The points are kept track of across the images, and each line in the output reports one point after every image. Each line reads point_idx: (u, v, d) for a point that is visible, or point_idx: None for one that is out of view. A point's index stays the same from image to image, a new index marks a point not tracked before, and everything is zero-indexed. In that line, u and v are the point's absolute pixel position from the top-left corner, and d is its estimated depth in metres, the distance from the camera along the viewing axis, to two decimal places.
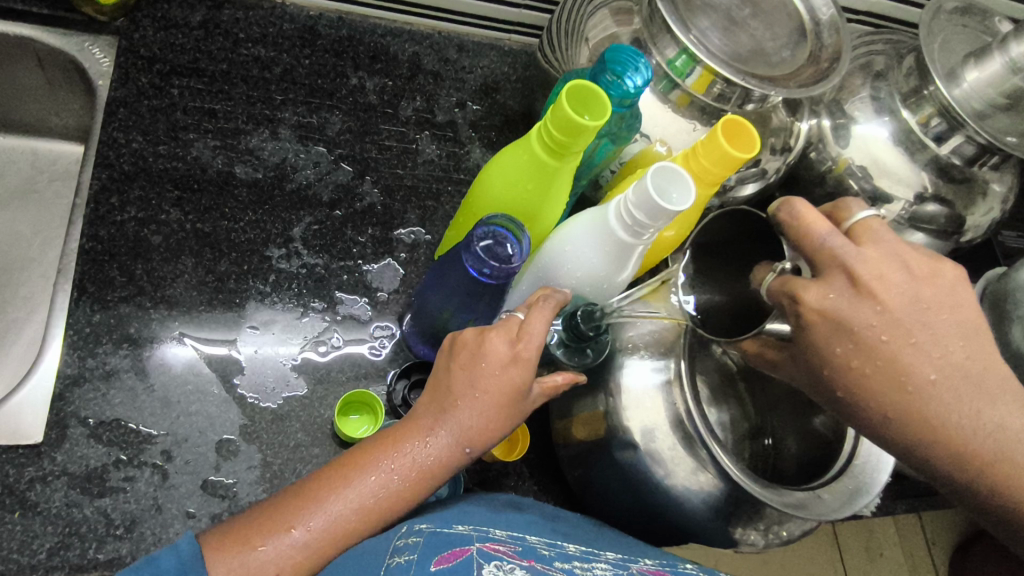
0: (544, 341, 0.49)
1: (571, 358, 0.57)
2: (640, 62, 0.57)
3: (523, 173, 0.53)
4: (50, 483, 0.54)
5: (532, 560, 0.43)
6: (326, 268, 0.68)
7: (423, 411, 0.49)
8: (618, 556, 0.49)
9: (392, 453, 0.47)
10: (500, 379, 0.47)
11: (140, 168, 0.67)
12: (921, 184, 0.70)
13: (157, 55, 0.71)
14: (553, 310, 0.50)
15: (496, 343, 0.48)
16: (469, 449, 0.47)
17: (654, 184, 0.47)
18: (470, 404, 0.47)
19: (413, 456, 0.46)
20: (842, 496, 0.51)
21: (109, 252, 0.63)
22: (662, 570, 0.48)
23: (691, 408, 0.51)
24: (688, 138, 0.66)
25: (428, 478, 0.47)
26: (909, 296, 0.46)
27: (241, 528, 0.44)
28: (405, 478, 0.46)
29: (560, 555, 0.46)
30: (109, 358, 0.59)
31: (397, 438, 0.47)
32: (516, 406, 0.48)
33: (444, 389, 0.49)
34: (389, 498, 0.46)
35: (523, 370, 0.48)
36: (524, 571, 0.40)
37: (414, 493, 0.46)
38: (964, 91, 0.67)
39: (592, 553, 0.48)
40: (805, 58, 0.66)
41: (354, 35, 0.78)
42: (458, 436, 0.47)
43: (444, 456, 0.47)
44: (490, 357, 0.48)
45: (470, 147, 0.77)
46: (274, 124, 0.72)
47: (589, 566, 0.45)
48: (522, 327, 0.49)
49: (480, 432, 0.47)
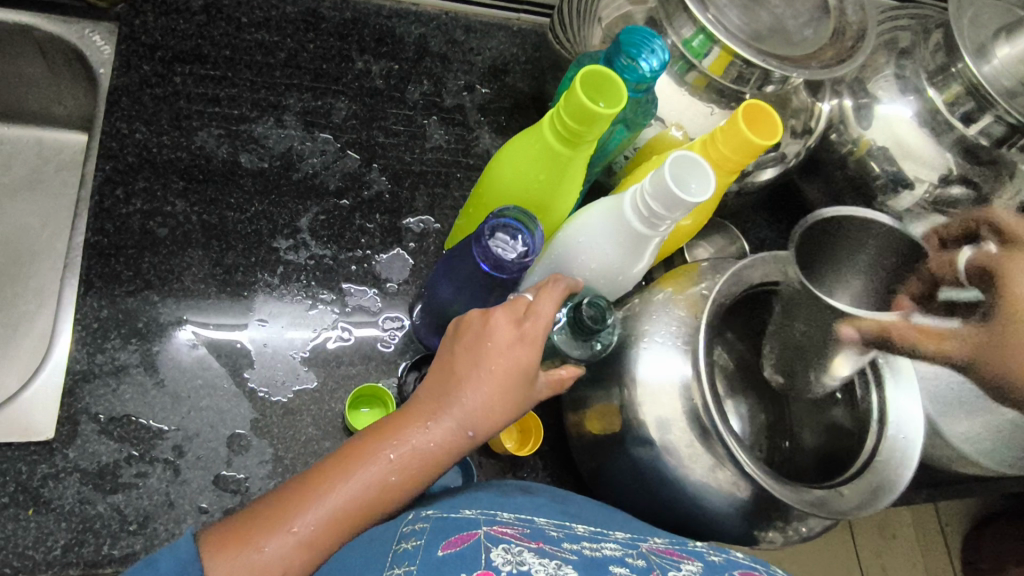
0: (552, 323, 0.49)
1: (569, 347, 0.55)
2: (655, 43, 0.54)
3: (534, 162, 0.52)
4: (62, 479, 0.54)
5: (540, 542, 0.42)
6: (334, 259, 0.67)
7: (423, 398, 0.47)
8: (628, 535, 0.49)
9: (393, 442, 0.45)
10: (504, 361, 0.46)
11: (144, 159, 0.65)
12: (945, 166, 0.68)
13: (158, 42, 0.69)
14: (564, 295, 0.49)
15: (501, 326, 0.47)
16: (473, 433, 0.46)
17: (672, 174, 0.45)
18: (474, 387, 0.46)
19: (415, 442, 0.45)
20: (863, 492, 0.49)
21: (116, 246, 0.62)
22: (673, 548, 0.47)
23: (708, 402, 0.49)
24: (705, 122, 0.64)
25: (433, 465, 0.45)
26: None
27: (241, 526, 0.42)
28: (407, 467, 0.44)
29: (569, 536, 0.46)
30: (119, 353, 0.59)
31: (397, 425, 0.45)
32: (521, 388, 0.47)
33: (446, 373, 0.47)
34: (392, 487, 0.44)
35: (529, 351, 0.47)
36: (532, 553, 0.40)
37: (416, 482, 0.45)
38: (994, 69, 0.64)
39: (601, 534, 0.48)
40: (827, 36, 0.64)
41: (359, 17, 0.75)
42: (462, 420, 0.45)
43: (447, 441, 0.45)
44: (495, 338, 0.47)
45: (480, 132, 0.76)
46: (279, 111, 0.70)
47: (599, 546, 0.44)
48: (528, 308, 0.48)
49: (485, 415, 0.45)
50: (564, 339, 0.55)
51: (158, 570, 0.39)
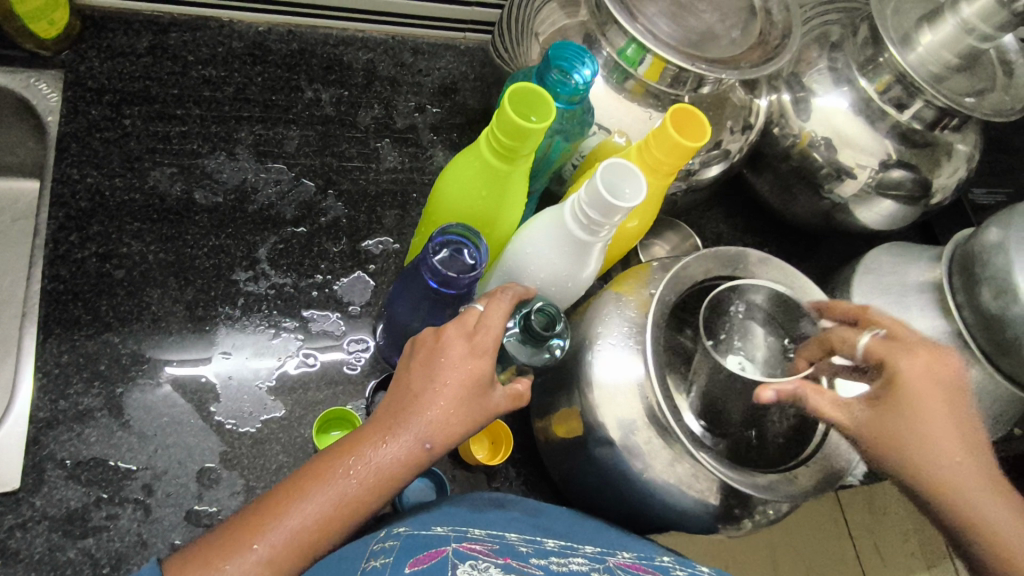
0: (503, 332, 0.50)
1: (520, 350, 0.54)
2: (585, 57, 0.57)
3: (475, 179, 0.53)
4: (30, 529, 0.54)
5: (507, 558, 0.44)
6: (295, 287, 0.68)
7: (381, 415, 0.48)
8: (596, 549, 0.50)
9: (350, 458, 0.46)
10: (457, 374, 0.47)
11: (97, 203, 0.66)
12: (884, 152, 0.71)
13: (105, 86, 0.70)
14: (511, 303, 0.51)
15: (453, 340, 0.49)
16: (430, 445, 0.46)
17: (605, 182, 0.47)
18: (430, 401, 0.47)
19: (371, 458, 0.46)
20: (816, 478, 0.52)
21: (73, 291, 0.62)
22: (639, 563, 0.48)
23: (662, 403, 0.51)
24: (645, 127, 0.66)
25: (391, 479, 0.46)
26: (956, 381, 0.49)
27: (205, 550, 0.44)
28: (363, 482, 0.45)
29: (539, 552, 0.47)
30: (82, 398, 0.59)
31: (355, 442, 0.47)
32: (476, 399, 0.48)
33: (402, 389, 0.48)
34: (351, 503, 0.45)
35: (481, 362, 0.48)
36: (497, 569, 0.41)
37: (373, 497, 0.46)
38: (920, 56, 0.67)
39: (569, 548, 0.49)
40: (756, 35, 0.66)
41: (305, 47, 0.77)
42: (417, 433, 0.46)
43: (403, 455, 0.46)
44: (448, 351, 0.48)
45: (433, 151, 0.77)
46: (230, 145, 0.71)
47: (566, 561, 0.46)
48: (479, 319, 0.50)
49: (440, 427, 0.46)
50: (513, 344, 0.54)
51: None
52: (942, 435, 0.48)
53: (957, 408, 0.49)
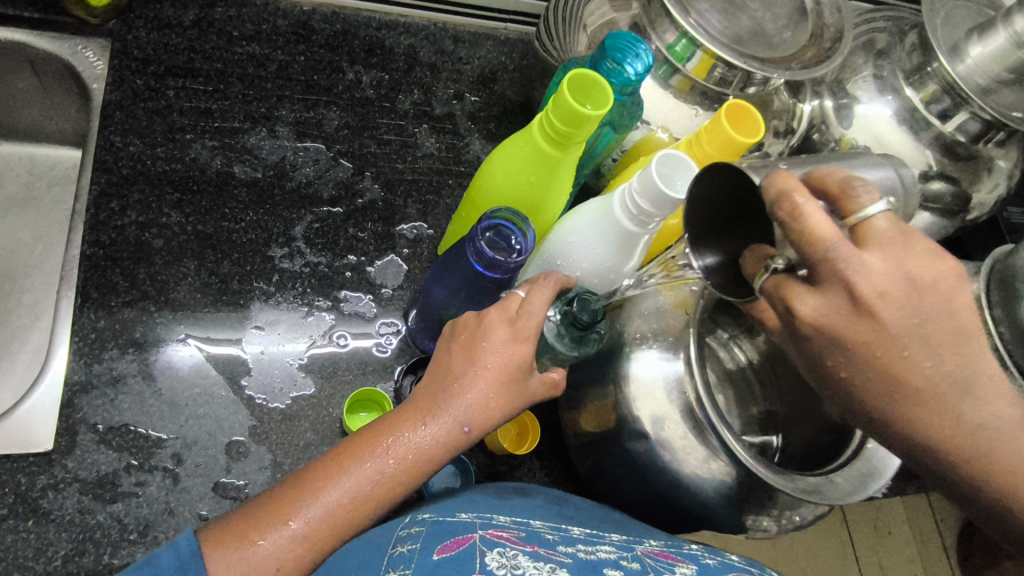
0: (544, 319, 0.50)
1: (563, 339, 0.55)
2: (639, 48, 0.57)
3: (527, 165, 0.55)
4: (62, 490, 0.55)
5: (535, 545, 0.43)
6: (329, 266, 0.67)
7: (420, 396, 0.48)
8: (623, 538, 0.49)
9: (388, 438, 0.45)
10: (499, 357, 0.47)
11: (139, 171, 0.66)
12: (926, 162, 0.67)
13: (150, 56, 0.70)
14: (554, 289, 0.51)
15: (497, 324, 0.48)
16: (469, 428, 0.46)
17: (659, 172, 0.47)
18: (471, 382, 0.47)
19: (411, 437, 0.45)
20: (855, 480, 0.51)
21: (111, 257, 0.63)
22: (668, 552, 0.47)
23: (702, 396, 0.50)
24: (689, 123, 0.66)
25: (429, 460, 0.45)
26: (956, 302, 0.42)
27: (239, 521, 0.43)
28: (402, 462, 0.45)
29: (564, 539, 0.46)
30: (116, 363, 0.60)
31: (395, 422, 0.46)
32: (515, 386, 0.48)
33: (443, 371, 0.48)
34: (390, 483, 0.44)
35: (522, 347, 0.48)
36: (526, 556, 0.40)
37: (410, 476, 0.45)
38: (969, 68, 0.64)
39: (596, 536, 0.49)
40: (805, 39, 0.66)
41: (349, 29, 0.76)
42: (457, 416, 0.46)
43: (442, 437, 0.45)
44: (491, 335, 0.48)
45: (470, 140, 0.77)
46: (271, 122, 0.71)
47: (593, 549, 0.45)
48: (521, 305, 0.49)
49: (480, 410, 0.46)
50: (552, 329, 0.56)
51: (157, 567, 0.39)
52: (962, 389, 0.43)
53: (970, 329, 0.43)
